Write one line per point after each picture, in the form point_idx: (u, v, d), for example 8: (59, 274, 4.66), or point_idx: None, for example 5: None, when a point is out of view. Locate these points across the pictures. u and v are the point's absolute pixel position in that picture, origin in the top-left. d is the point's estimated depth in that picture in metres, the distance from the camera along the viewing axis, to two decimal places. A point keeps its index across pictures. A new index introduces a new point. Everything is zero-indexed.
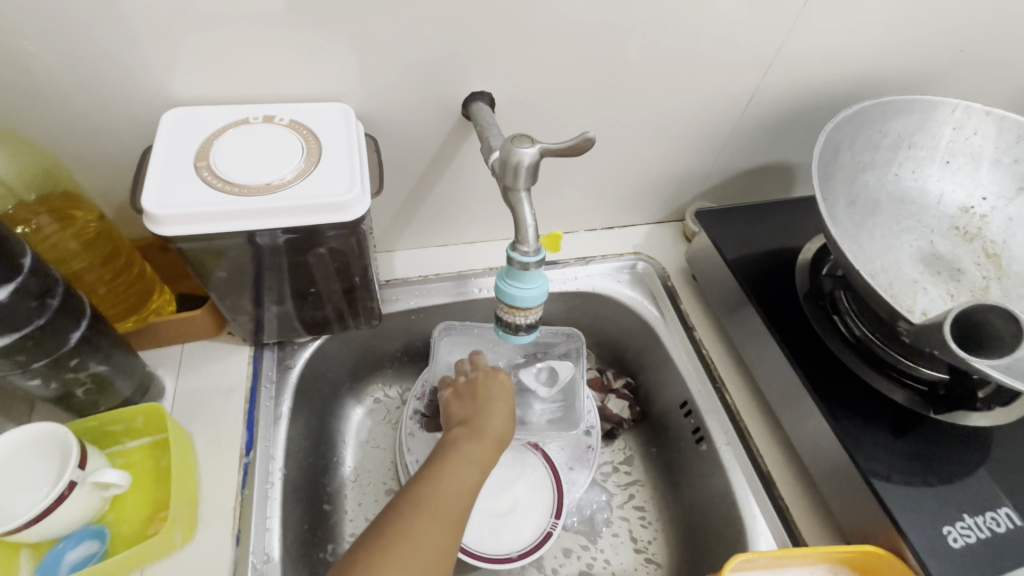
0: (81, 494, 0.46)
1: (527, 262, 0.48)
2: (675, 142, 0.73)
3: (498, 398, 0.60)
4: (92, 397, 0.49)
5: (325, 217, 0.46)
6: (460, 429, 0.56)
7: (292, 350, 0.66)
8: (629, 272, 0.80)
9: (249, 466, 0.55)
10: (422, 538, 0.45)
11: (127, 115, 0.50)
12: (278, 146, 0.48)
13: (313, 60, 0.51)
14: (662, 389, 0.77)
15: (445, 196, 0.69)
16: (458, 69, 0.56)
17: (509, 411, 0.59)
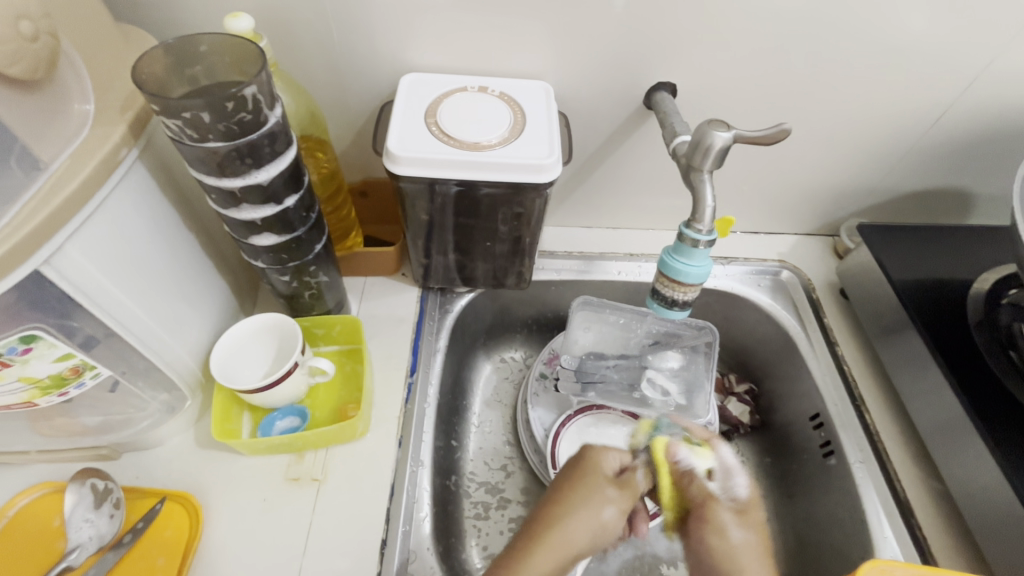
0: (297, 377, 0.56)
1: (700, 240, 0.51)
2: (846, 152, 0.72)
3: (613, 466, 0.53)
4: (311, 302, 0.61)
5: (525, 177, 0.53)
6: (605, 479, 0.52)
7: (451, 297, 0.75)
8: (772, 278, 0.80)
9: (412, 386, 0.64)
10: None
11: (372, 77, 0.60)
12: (492, 112, 0.56)
13: (528, 42, 0.59)
14: (791, 400, 0.75)
15: (605, 179, 0.74)
16: (649, 61, 0.61)
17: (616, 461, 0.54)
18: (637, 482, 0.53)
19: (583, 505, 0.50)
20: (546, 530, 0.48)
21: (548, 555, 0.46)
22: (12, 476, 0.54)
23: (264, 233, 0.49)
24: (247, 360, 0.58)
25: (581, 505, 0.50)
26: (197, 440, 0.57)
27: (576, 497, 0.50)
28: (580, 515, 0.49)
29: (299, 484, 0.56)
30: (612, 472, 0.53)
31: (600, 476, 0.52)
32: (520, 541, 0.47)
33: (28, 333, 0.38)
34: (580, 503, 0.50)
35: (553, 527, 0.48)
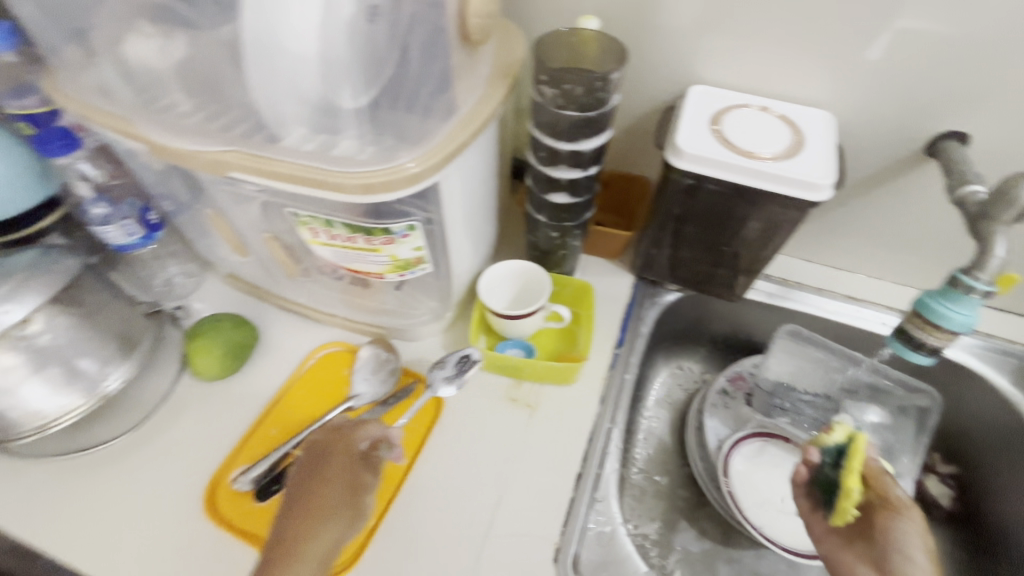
0: (540, 318, 0.67)
1: (977, 288, 0.51)
2: None
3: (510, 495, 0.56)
4: (557, 261, 0.71)
5: (795, 192, 0.57)
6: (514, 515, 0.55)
7: (660, 291, 0.81)
8: (1018, 363, 0.72)
9: (617, 357, 0.71)
10: None
11: (661, 83, 0.69)
12: (772, 130, 0.61)
13: (822, 73, 0.62)
14: (1011, 498, 0.68)
15: (847, 216, 0.74)
16: (947, 106, 0.60)
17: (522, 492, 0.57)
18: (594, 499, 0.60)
19: (330, 501, 0.53)
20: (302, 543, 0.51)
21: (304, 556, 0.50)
22: (320, 330, 0.72)
23: (560, 191, 0.59)
24: (498, 292, 0.70)
25: (337, 499, 0.54)
26: (444, 345, 0.70)
27: (333, 502, 0.54)
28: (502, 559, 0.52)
29: (517, 405, 0.66)
30: (365, 447, 0.57)
31: (359, 462, 0.56)
32: (293, 549, 0.50)
33: (411, 223, 0.52)
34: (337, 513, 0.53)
35: (298, 540, 0.51)
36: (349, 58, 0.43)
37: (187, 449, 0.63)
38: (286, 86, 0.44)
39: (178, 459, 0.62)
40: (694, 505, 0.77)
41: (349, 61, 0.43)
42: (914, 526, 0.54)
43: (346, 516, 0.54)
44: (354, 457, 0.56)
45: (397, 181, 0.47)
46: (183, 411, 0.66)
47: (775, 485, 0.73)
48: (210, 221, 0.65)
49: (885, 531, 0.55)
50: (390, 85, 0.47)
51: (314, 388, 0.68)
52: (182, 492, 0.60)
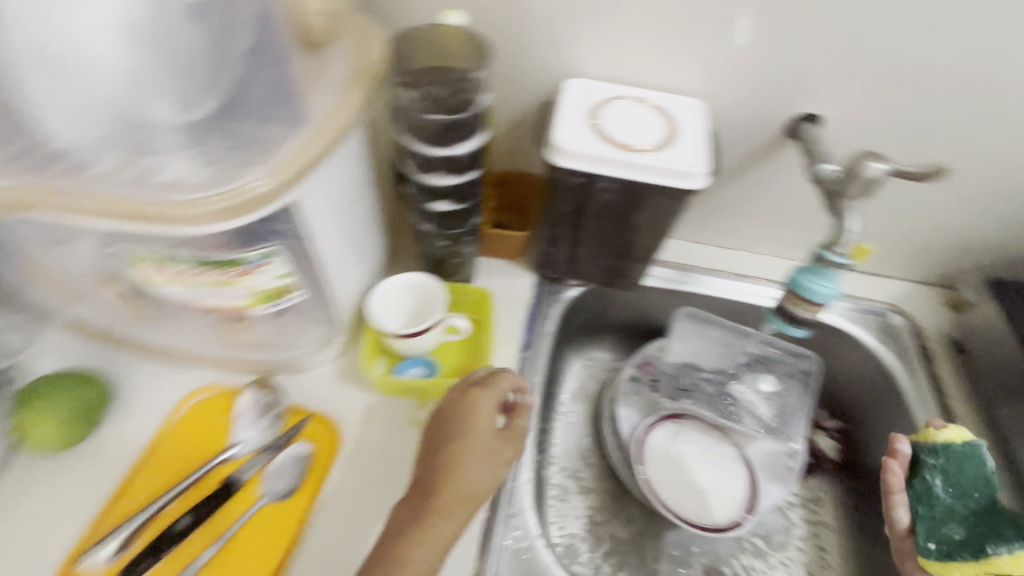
0: (438, 333, 0.62)
1: (836, 262, 0.54)
2: (983, 205, 0.71)
3: (489, 411, 0.54)
4: (452, 270, 0.67)
5: (672, 182, 0.57)
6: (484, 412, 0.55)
7: (561, 287, 0.80)
8: (880, 320, 0.79)
9: (524, 362, 0.69)
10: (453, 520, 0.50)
11: (538, 77, 0.67)
12: (647, 121, 0.61)
13: (688, 62, 0.63)
14: (885, 443, 0.75)
15: (727, 198, 0.77)
16: (799, 90, 0.63)
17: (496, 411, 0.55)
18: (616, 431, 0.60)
19: (473, 474, 0.52)
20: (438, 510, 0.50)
21: (435, 539, 0.49)
22: (191, 374, 0.63)
23: (443, 199, 0.56)
24: (392, 309, 0.65)
25: (470, 461, 0.52)
26: (340, 376, 0.64)
27: (457, 478, 0.51)
28: (472, 466, 0.52)
29: (422, 428, 0.62)
30: (493, 417, 0.55)
31: (484, 416, 0.54)
32: (424, 524, 0.49)
33: (268, 250, 0.46)
34: (461, 465, 0.52)
35: (414, 540, 0.48)
36: (165, 61, 0.38)
37: (28, 539, 0.53)
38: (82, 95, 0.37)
39: (18, 553, 0.52)
40: (616, 496, 0.78)
41: (167, 65, 0.38)
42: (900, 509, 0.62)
43: (452, 508, 0.50)
44: (492, 432, 0.54)
45: (248, 203, 0.41)
46: (20, 494, 0.55)
47: (684, 467, 0.74)
48: (26, 265, 0.54)
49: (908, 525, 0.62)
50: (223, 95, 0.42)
51: (187, 438, 0.59)
52: None
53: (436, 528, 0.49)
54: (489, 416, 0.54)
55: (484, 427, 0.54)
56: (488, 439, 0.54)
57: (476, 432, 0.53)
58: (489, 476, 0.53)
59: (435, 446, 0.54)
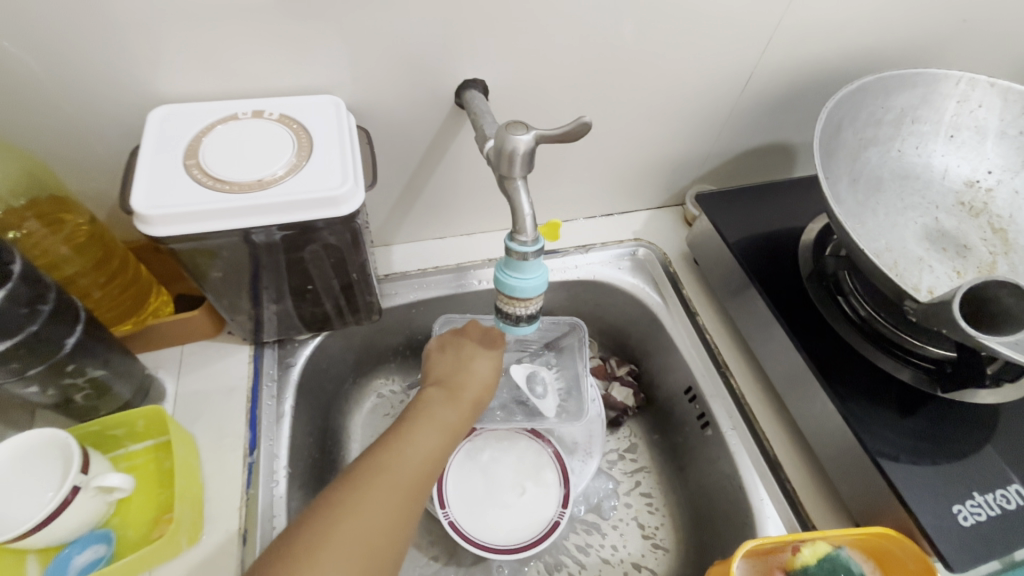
0: (84, 502, 0.45)
1: (527, 252, 0.47)
2: (672, 126, 0.71)
3: (481, 357, 0.61)
4: (93, 401, 0.49)
5: (315, 213, 0.45)
6: (434, 386, 0.57)
7: (293, 347, 0.65)
8: (630, 258, 0.79)
9: (254, 466, 0.55)
10: (377, 497, 0.44)
11: (119, 115, 0.49)
12: (266, 142, 0.47)
13: (307, 51, 0.50)
14: (666, 374, 0.76)
15: (442, 185, 0.68)
16: (447, 58, 0.55)
17: (490, 373, 0.60)
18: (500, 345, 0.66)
19: (475, 371, 0.59)
20: (445, 406, 0.55)
21: (420, 447, 0.50)
22: None
23: None
24: (14, 495, 0.45)
25: (464, 388, 0.57)
26: None
27: (461, 383, 0.58)
28: (439, 414, 0.53)
29: None
30: (483, 333, 0.63)
31: (475, 337, 0.63)
32: (419, 418, 0.53)
33: None
34: (472, 365, 0.60)
35: (390, 452, 0.48)
36: None
37: None
38: None
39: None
40: (440, 542, 0.70)
41: None
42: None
43: (466, 406, 0.56)
44: (431, 391, 0.56)
45: None
46: None
47: (488, 485, 0.68)
48: None
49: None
50: None
51: None
52: None
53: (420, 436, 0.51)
54: (484, 357, 0.61)
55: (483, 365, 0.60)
56: (475, 380, 0.59)
57: (458, 381, 0.58)
58: (432, 447, 0.51)
59: (439, 364, 0.61)
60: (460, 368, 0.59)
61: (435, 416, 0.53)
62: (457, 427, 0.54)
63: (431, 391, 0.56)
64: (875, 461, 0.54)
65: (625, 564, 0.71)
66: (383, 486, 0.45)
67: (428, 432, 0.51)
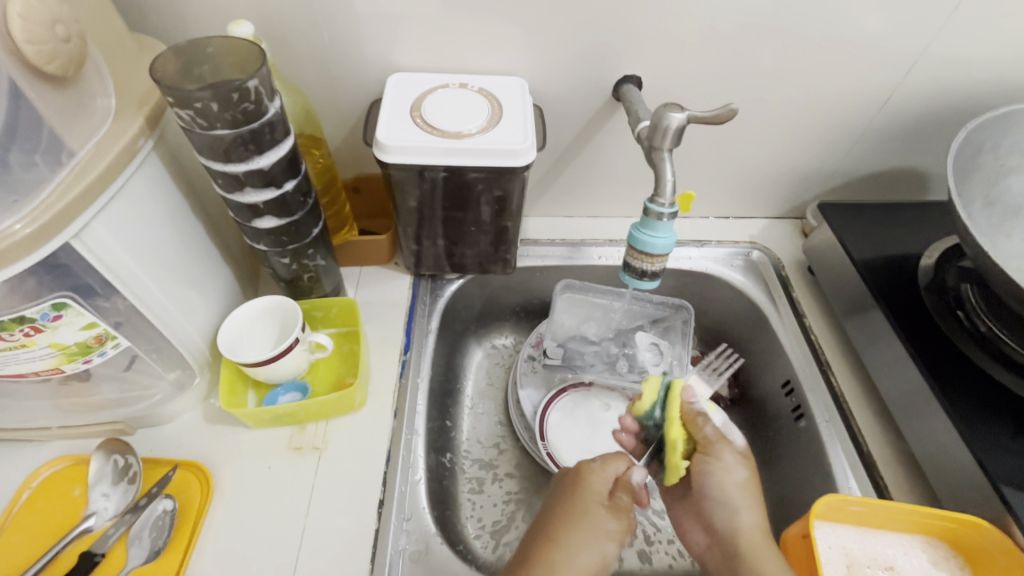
0: (301, 352, 0.61)
1: (664, 212, 0.56)
2: (803, 138, 0.77)
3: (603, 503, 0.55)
4: (310, 285, 0.65)
5: (501, 161, 0.58)
6: (554, 540, 0.53)
7: (441, 283, 0.79)
8: (744, 258, 0.84)
9: (406, 362, 0.69)
10: None
11: (364, 78, 0.66)
12: (470, 106, 0.61)
13: (508, 41, 0.64)
14: (764, 371, 0.80)
15: (582, 168, 0.79)
16: (614, 56, 0.66)
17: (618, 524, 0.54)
18: (627, 504, 0.57)
19: (600, 521, 0.54)
20: (542, 574, 0.51)
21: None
22: (41, 450, 0.59)
23: (265, 216, 0.54)
24: (255, 338, 0.63)
25: (584, 533, 0.53)
26: (207, 417, 0.61)
27: (574, 530, 0.53)
28: (564, 568, 0.51)
29: (302, 452, 0.60)
30: (605, 498, 0.56)
31: (595, 503, 0.55)
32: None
33: (56, 301, 0.42)
34: (581, 540, 0.52)
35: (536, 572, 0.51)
36: None
37: None
38: None
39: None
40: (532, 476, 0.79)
41: None
42: (744, 480, 0.56)
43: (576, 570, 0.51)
44: (548, 545, 0.53)
45: (7, 250, 0.38)
46: None
47: (583, 432, 0.76)
48: None
49: (699, 480, 0.58)
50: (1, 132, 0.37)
51: (42, 520, 0.54)
52: None
53: (573, 558, 0.52)
54: (604, 511, 0.55)
55: (599, 507, 0.55)
56: (597, 523, 0.54)
57: (586, 524, 0.53)
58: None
59: (557, 505, 0.56)
60: (585, 518, 0.54)
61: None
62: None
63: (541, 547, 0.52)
64: (977, 461, 0.56)
65: None
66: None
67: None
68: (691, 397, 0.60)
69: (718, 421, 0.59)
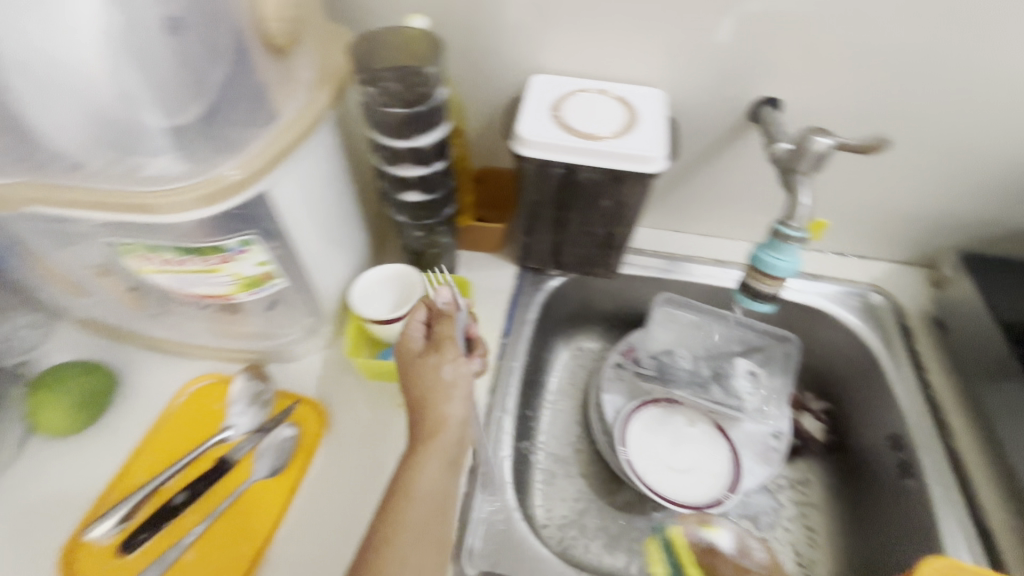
0: None
1: (792, 236, 0.55)
2: (951, 181, 0.71)
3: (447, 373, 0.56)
4: (432, 259, 0.71)
5: (633, 166, 0.60)
6: (416, 414, 0.55)
7: (544, 277, 0.82)
8: (861, 300, 0.80)
9: (504, 346, 0.72)
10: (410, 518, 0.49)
11: (508, 77, 0.71)
12: (607, 111, 0.64)
13: (650, 53, 0.66)
14: (869, 421, 0.75)
15: (700, 185, 0.79)
16: (757, 76, 0.66)
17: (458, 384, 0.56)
18: (445, 335, 0.58)
19: (429, 390, 0.55)
20: (423, 420, 0.54)
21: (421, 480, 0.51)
22: (192, 365, 0.68)
23: (411, 190, 0.60)
24: (375, 298, 0.67)
25: (447, 394, 0.55)
26: (327, 362, 0.68)
27: (429, 390, 0.55)
28: (442, 406, 0.54)
29: (404, 409, 0.65)
30: (423, 345, 0.58)
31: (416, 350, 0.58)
32: (412, 458, 0.52)
33: (246, 237, 0.49)
34: (434, 391, 0.55)
35: (404, 498, 0.50)
36: (145, 83, 0.42)
37: (51, 505, 0.58)
38: (87, 101, 0.41)
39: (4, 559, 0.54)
40: (603, 480, 0.80)
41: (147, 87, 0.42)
42: None
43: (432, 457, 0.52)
44: (425, 405, 0.55)
45: (223, 191, 0.46)
46: (53, 459, 0.61)
47: (666, 447, 0.75)
48: (37, 265, 0.58)
49: None
50: (209, 107, 0.46)
51: (189, 423, 0.64)
52: (46, 546, 0.55)
53: (422, 470, 0.52)
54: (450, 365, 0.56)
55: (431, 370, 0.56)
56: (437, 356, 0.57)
57: (427, 378, 0.56)
58: (433, 477, 0.52)
59: (414, 368, 0.58)
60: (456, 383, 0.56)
61: (428, 420, 0.54)
62: (430, 478, 0.52)
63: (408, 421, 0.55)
64: None
65: None
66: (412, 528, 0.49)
67: (429, 468, 0.52)
68: (692, 533, 0.61)
69: (728, 545, 0.62)
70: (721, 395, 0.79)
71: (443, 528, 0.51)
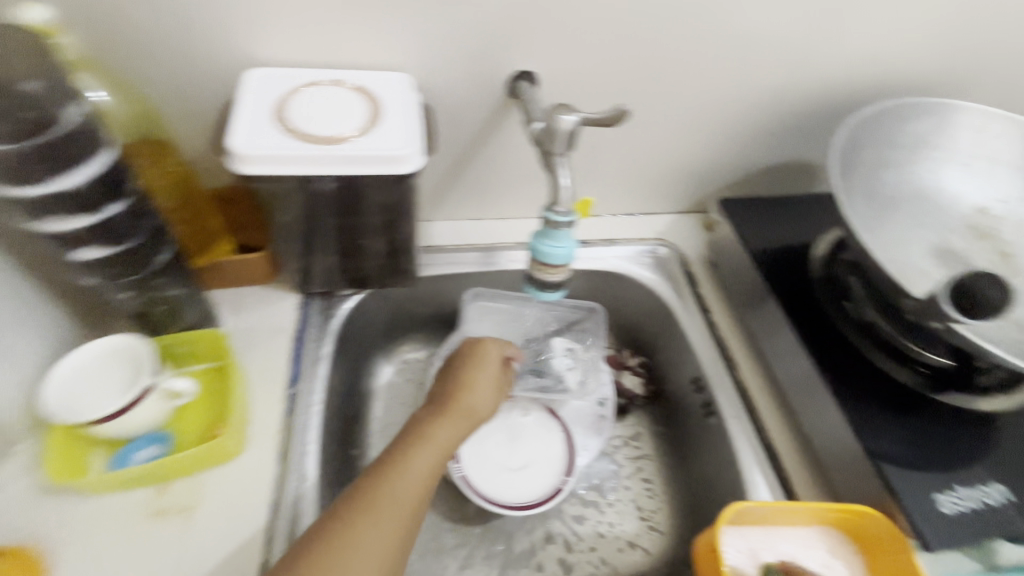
0: (155, 399, 0.52)
1: (562, 221, 0.53)
2: (700, 135, 0.76)
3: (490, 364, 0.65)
4: (165, 317, 0.56)
5: (383, 169, 0.52)
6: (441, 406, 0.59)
7: (335, 301, 0.71)
8: (651, 256, 0.84)
9: (293, 397, 0.61)
10: (371, 531, 0.46)
11: (218, 70, 0.57)
12: (344, 106, 0.54)
13: (381, 30, 0.57)
14: (676, 369, 0.80)
15: (483, 170, 0.74)
16: (505, 49, 0.61)
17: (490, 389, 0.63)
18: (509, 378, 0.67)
19: (439, 436, 0.55)
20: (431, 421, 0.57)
21: (416, 466, 0.51)
22: None
23: (88, 245, 0.45)
24: (92, 388, 0.51)
25: (482, 385, 0.63)
26: (38, 488, 0.51)
27: (473, 379, 0.63)
28: (476, 387, 0.62)
29: (164, 516, 0.51)
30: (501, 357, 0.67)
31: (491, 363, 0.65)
32: (413, 436, 0.55)
33: None
34: (471, 378, 0.62)
35: (392, 477, 0.50)
36: None
37: None
38: None
39: None
40: (447, 497, 0.75)
41: None
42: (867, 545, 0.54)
43: (459, 417, 0.58)
44: (495, 372, 0.65)
45: None
46: None
47: (500, 449, 0.72)
48: None
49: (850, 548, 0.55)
50: None
51: None
52: None
53: (413, 457, 0.52)
54: (496, 360, 0.66)
55: (493, 366, 0.65)
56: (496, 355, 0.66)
57: (483, 364, 0.65)
58: (416, 484, 0.50)
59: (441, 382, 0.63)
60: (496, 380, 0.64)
61: (429, 430, 0.55)
62: (449, 444, 0.55)
63: (422, 410, 0.59)
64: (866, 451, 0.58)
65: (620, 540, 0.74)
66: (384, 507, 0.48)
67: (449, 433, 0.56)
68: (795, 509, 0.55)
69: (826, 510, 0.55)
70: (542, 380, 0.77)
71: (390, 545, 0.47)
